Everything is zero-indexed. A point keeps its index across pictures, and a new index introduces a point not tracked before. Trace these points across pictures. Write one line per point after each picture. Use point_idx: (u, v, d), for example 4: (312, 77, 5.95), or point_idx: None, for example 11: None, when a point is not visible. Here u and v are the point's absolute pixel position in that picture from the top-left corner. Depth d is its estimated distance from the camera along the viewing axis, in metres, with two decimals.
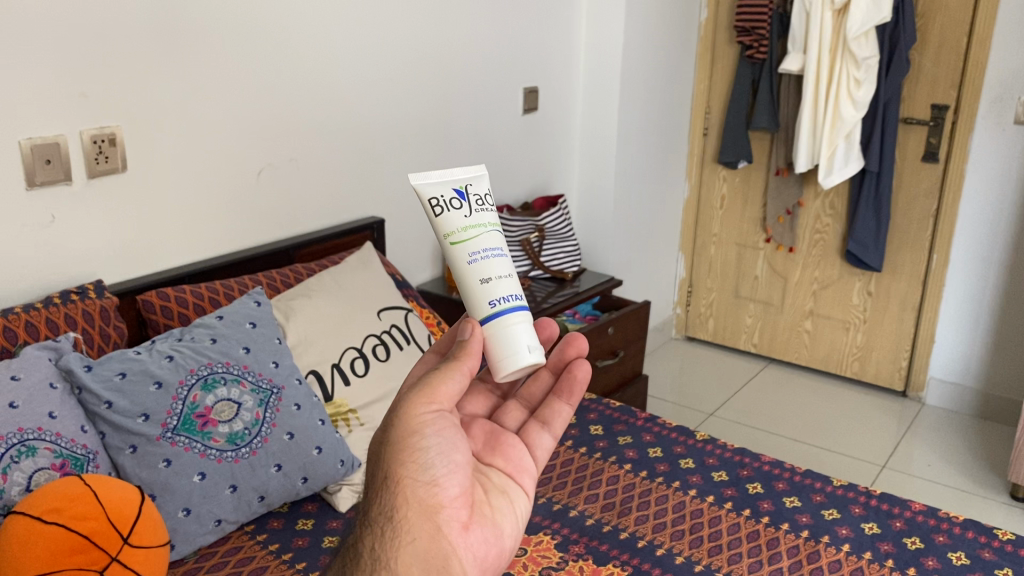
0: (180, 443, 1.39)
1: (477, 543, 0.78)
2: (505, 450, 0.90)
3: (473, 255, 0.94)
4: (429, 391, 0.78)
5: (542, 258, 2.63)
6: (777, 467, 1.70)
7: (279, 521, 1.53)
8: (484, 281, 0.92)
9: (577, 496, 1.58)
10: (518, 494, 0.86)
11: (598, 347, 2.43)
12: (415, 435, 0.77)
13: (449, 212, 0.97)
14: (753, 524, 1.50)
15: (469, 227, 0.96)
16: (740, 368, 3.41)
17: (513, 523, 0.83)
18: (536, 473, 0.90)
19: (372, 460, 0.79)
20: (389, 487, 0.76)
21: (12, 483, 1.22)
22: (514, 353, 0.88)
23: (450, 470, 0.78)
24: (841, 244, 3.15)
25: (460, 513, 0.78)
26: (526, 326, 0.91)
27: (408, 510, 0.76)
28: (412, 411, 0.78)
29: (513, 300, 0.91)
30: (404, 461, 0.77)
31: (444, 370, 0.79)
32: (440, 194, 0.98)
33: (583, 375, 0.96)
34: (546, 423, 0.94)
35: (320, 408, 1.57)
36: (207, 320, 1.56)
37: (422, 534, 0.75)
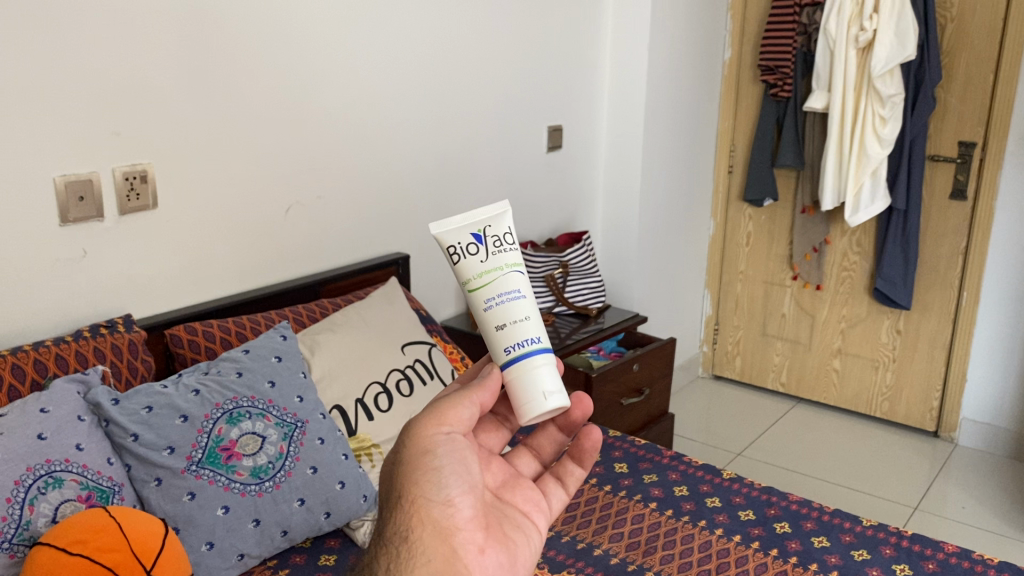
0: (205, 477, 1.40)
1: (493, 567, 0.78)
2: (519, 491, 0.88)
3: (490, 302, 0.92)
4: (439, 413, 0.79)
5: (567, 294, 2.62)
6: (805, 506, 1.67)
7: (301, 556, 1.52)
8: (500, 328, 0.91)
9: (601, 535, 1.56)
10: (532, 531, 0.85)
11: (623, 385, 2.41)
12: (428, 455, 0.77)
13: (467, 259, 0.94)
14: (781, 564, 1.48)
15: (486, 271, 0.94)
16: (767, 408, 3.37)
17: (529, 556, 0.83)
18: (547, 517, 0.89)
19: (385, 483, 0.79)
20: (403, 507, 0.76)
21: (38, 515, 1.23)
22: (530, 401, 0.87)
23: (464, 490, 0.78)
24: (869, 282, 3.11)
25: (476, 536, 0.78)
26: (546, 369, 0.89)
27: (424, 530, 0.75)
28: (423, 432, 0.79)
29: (531, 343, 0.90)
30: (418, 480, 0.76)
31: (457, 396, 0.81)
32: (458, 239, 0.94)
33: (593, 444, 0.92)
34: (558, 478, 0.93)
35: (343, 441, 1.57)
36: (233, 354, 1.57)
37: (438, 556, 0.74)
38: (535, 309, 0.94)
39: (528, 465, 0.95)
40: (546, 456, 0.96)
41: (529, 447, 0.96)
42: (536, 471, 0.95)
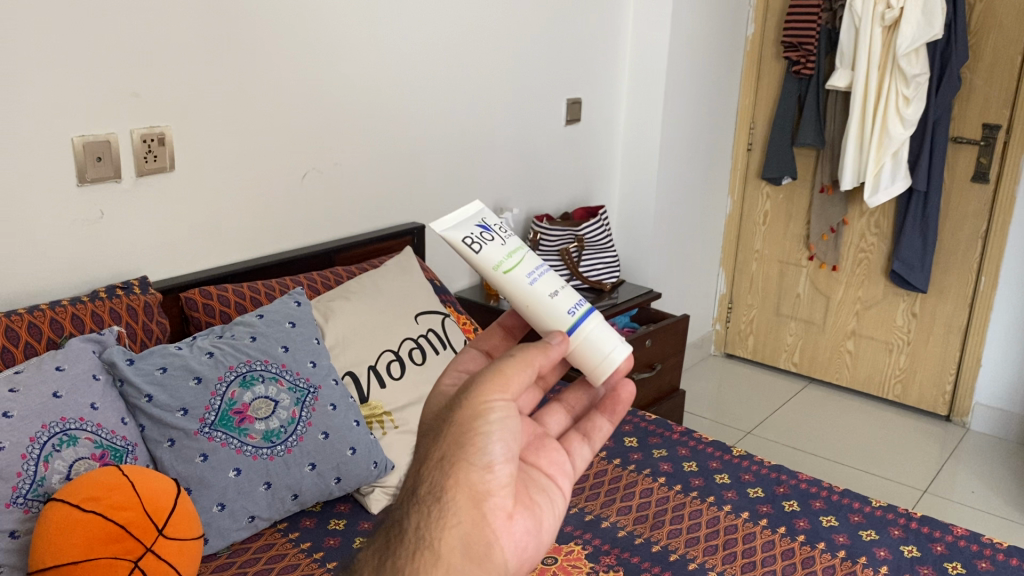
0: (217, 439, 1.41)
1: (521, 535, 0.68)
2: (544, 453, 0.79)
3: (532, 275, 0.88)
4: (502, 378, 0.70)
5: (582, 269, 2.62)
6: (814, 485, 1.67)
7: (311, 520, 1.53)
8: (552, 295, 0.87)
9: (609, 508, 1.57)
10: (556, 493, 0.76)
11: (635, 360, 2.41)
12: (479, 419, 0.68)
13: (487, 246, 0.90)
14: (788, 542, 1.48)
15: (511, 252, 0.90)
16: (779, 387, 3.36)
17: (551, 520, 0.73)
18: (573, 482, 0.79)
19: (426, 437, 0.69)
20: (442, 467, 0.66)
21: (52, 472, 1.24)
22: (603, 360, 0.86)
23: (509, 458, 0.68)
24: (886, 263, 3.09)
25: (506, 502, 0.68)
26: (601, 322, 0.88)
27: (459, 491, 0.65)
28: (480, 397, 0.69)
29: (585, 305, 0.88)
30: (462, 441, 0.67)
31: (519, 361, 0.71)
32: (468, 232, 0.91)
33: (628, 394, 0.86)
34: (586, 435, 0.84)
35: (355, 408, 1.58)
36: (248, 318, 1.58)
37: (468, 518, 0.65)
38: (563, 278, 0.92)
39: (559, 423, 0.87)
40: (578, 410, 0.89)
41: (558, 402, 0.88)
42: (566, 429, 0.87)
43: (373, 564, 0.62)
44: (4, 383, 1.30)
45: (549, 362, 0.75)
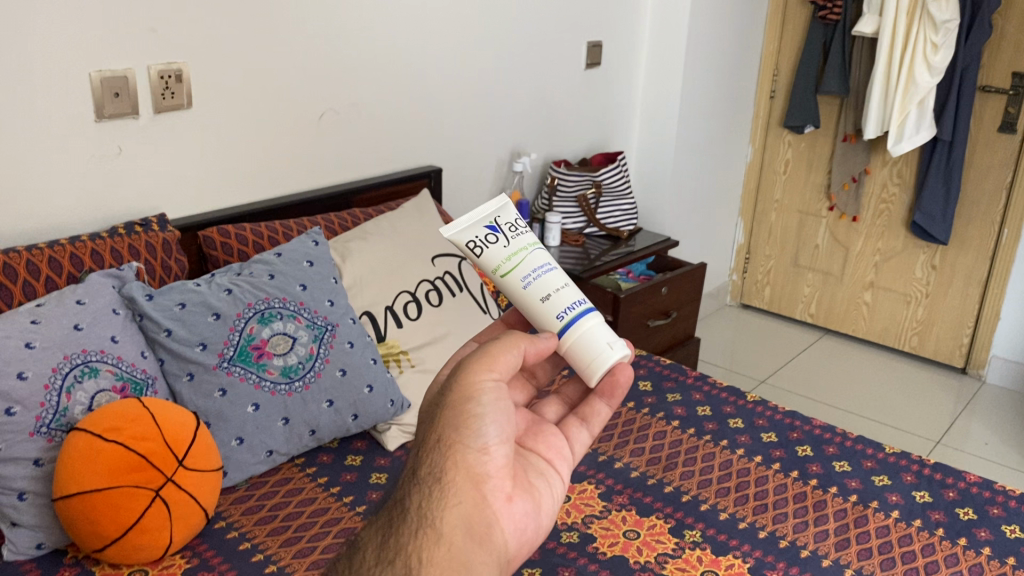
0: (236, 374, 1.43)
1: (521, 516, 0.71)
2: (542, 439, 0.82)
3: (527, 279, 0.92)
4: (491, 361, 0.73)
5: (598, 215, 2.61)
6: (828, 431, 1.67)
7: (328, 456, 1.54)
8: (545, 299, 0.92)
9: (622, 449, 1.59)
10: (554, 477, 0.78)
11: (651, 307, 2.40)
12: (471, 400, 0.71)
13: (489, 249, 0.93)
14: (800, 486, 1.49)
15: (512, 254, 0.93)
16: (794, 338, 3.36)
17: (550, 502, 0.76)
18: (571, 465, 0.82)
19: (422, 425, 0.72)
20: (440, 450, 0.69)
21: (75, 403, 1.27)
22: (598, 356, 0.90)
23: (503, 439, 0.71)
24: (907, 215, 3.05)
25: (504, 484, 0.71)
26: (596, 326, 0.92)
27: (457, 470, 0.68)
28: (471, 381, 0.72)
29: (578, 306, 0.92)
30: (457, 423, 0.70)
31: (506, 345, 0.75)
32: (474, 234, 0.93)
33: (625, 378, 0.89)
34: (584, 420, 0.87)
35: (372, 347, 1.59)
36: (266, 256, 1.58)
37: (468, 497, 0.67)
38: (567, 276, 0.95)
39: (555, 411, 0.92)
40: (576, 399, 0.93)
41: (556, 395, 0.93)
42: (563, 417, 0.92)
43: (375, 546, 0.64)
44: (27, 314, 1.31)
45: (535, 351, 0.79)
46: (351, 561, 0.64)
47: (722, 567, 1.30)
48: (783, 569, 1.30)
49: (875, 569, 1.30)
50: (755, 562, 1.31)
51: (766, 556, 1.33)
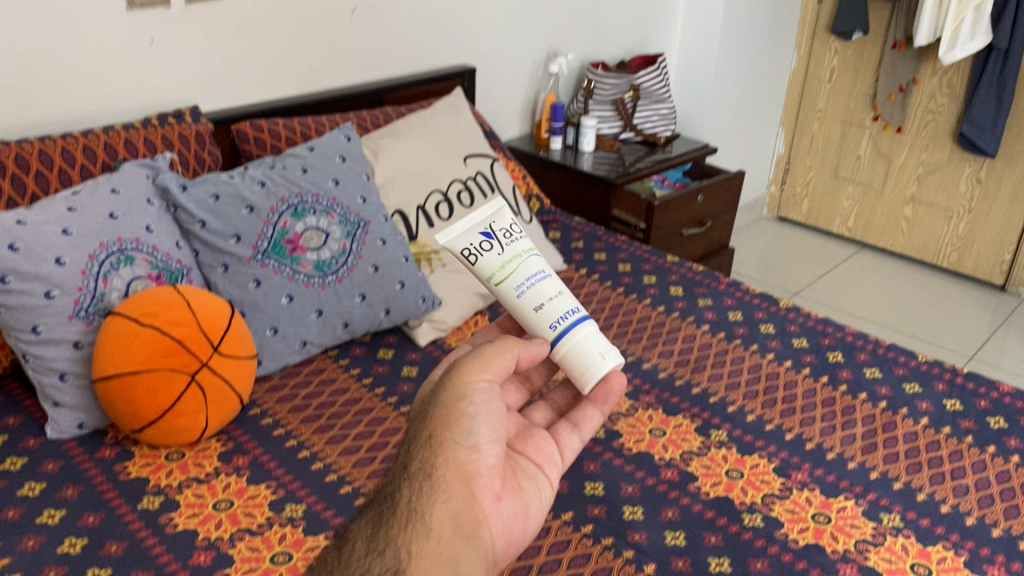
0: (270, 266, 1.44)
1: (506, 514, 0.80)
2: (532, 442, 0.91)
3: (521, 288, 1.00)
4: (483, 363, 0.83)
5: (636, 120, 2.55)
6: (861, 338, 1.65)
7: (361, 350, 1.55)
8: (538, 307, 0.99)
9: (651, 351, 1.59)
10: (541, 479, 0.87)
11: (686, 215, 2.37)
12: (464, 401, 0.80)
13: (484, 256, 1.00)
14: (829, 390, 1.49)
15: (505, 262, 1.00)
16: (831, 251, 3.31)
17: (536, 502, 0.85)
18: (559, 468, 0.91)
19: (417, 422, 0.81)
20: (433, 446, 0.77)
21: (111, 289, 1.29)
22: (591, 366, 0.95)
23: (492, 440, 0.80)
24: (955, 127, 2.95)
25: (493, 482, 0.80)
26: (589, 335, 0.97)
27: (449, 467, 0.77)
28: (462, 378, 0.81)
29: (570, 316, 0.98)
30: (450, 423, 0.78)
31: (498, 350, 0.85)
32: (469, 241, 1.00)
33: (616, 386, 0.96)
34: (575, 425, 0.96)
35: (404, 245, 1.59)
36: (298, 150, 1.55)
37: (458, 494, 0.76)
38: (559, 283, 1.02)
39: (543, 416, 1.02)
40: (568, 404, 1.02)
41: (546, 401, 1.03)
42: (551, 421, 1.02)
43: (366, 534, 0.72)
44: (62, 202, 1.32)
45: (525, 358, 0.88)
46: (343, 547, 0.72)
47: (746, 467, 1.31)
48: (808, 470, 1.31)
49: (901, 473, 1.31)
50: (781, 463, 1.32)
51: (791, 456, 1.34)
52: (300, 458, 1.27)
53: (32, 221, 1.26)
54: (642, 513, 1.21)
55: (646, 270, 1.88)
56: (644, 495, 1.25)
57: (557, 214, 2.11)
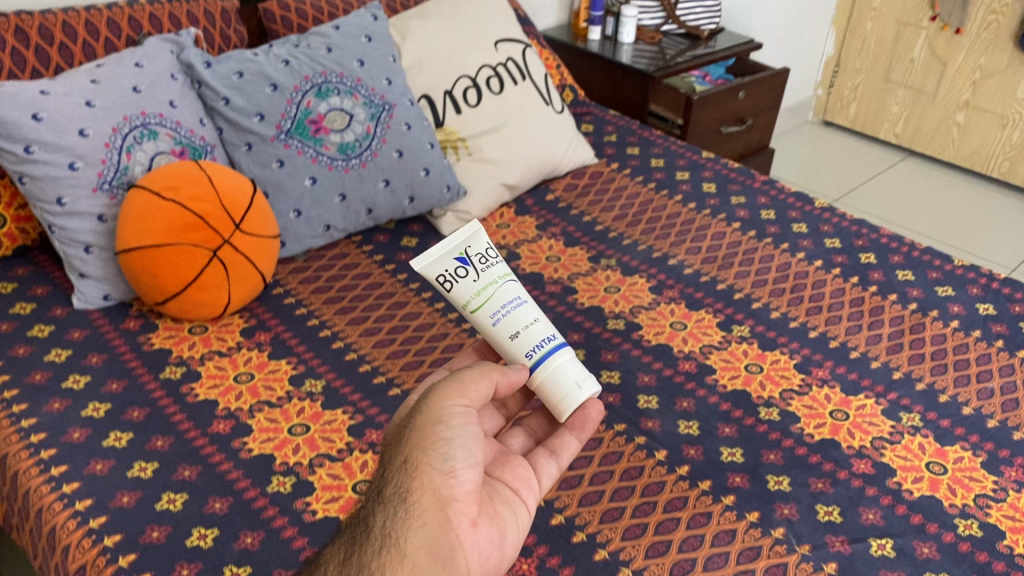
0: (293, 147, 1.42)
1: (482, 541, 0.76)
2: (510, 466, 0.85)
3: (496, 316, 0.93)
4: (460, 387, 0.79)
5: (678, 13, 2.45)
6: (896, 240, 1.60)
7: (385, 236, 1.55)
8: (514, 337, 0.93)
9: (678, 248, 1.57)
10: (520, 506, 0.82)
11: (725, 112, 2.29)
12: (439, 425, 0.76)
13: (460, 284, 0.93)
14: (858, 291, 1.46)
15: (482, 289, 0.93)
16: (876, 158, 3.21)
17: (514, 531, 0.80)
18: (538, 495, 0.85)
19: (392, 447, 0.78)
20: (408, 470, 0.74)
21: (135, 163, 1.29)
22: (568, 396, 0.90)
23: (469, 465, 0.76)
24: (1017, 28, 2.79)
25: (470, 509, 0.75)
26: (566, 364, 0.92)
27: (424, 493, 0.73)
28: (440, 403, 0.77)
29: (547, 343, 0.93)
30: (425, 447, 0.75)
31: (476, 375, 0.80)
32: (444, 267, 0.92)
33: (594, 414, 0.91)
34: (553, 452, 0.89)
35: (430, 131, 1.56)
36: (323, 29, 1.52)
37: (432, 521, 0.72)
38: (536, 308, 0.96)
39: (520, 442, 0.95)
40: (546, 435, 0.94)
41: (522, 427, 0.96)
42: (529, 448, 0.95)
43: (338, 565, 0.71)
44: (86, 74, 1.30)
45: (501, 387, 0.84)
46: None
47: (767, 362, 1.30)
48: (830, 368, 1.29)
49: (926, 375, 1.29)
50: (802, 360, 1.31)
51: (814, 354, 1.32)
52: (321, 337, 1.29)
53: (55, 91, 1.25)
54: (656, 403, 1.22)
55: (679, 166, 1.83)
56: (660, 385, 1.25)
57: (590, 106, 2.06)
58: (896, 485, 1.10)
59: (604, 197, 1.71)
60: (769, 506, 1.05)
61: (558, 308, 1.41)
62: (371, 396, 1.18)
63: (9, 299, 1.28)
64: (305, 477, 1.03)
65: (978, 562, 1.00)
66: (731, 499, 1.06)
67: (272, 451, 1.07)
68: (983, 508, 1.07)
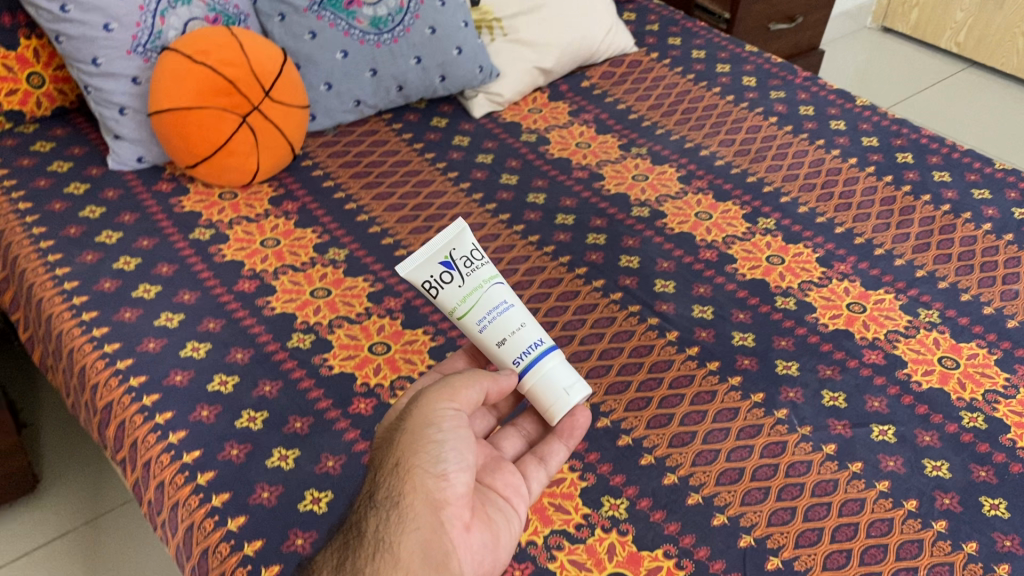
0: (326, 19, 1.42)
1: (477, 547, 0.69)
2: (499, 472, 0.77)
3: (482, 322, 0.83)
4: (450, 390, 0.72)
5: None
6: (936, 142, 1.56)
7: (415, 115, 1.55)
8: (501, 344, 0.82)
9: (711, 140, 1.54)
10: (512, 512, 0.75)
11: (774, 9, 2.22)
12: (430, 427, 0.70)
13: (445, 290, 0.82)
14: (891, 190, 1.43)
15: (468, 295, 0.82)
16: (934, 68, 3.09)
17: (507, 536, 0.73)
18: (527, 503, 0.77)
19: (382, 450, 0.72)
20: (398, 473, 0.68)
21: (168, 28, 1.29)
22: (555, 403, 0.81)
23: (462, 467, 0.70)
24: None
25: (463, 513, 0.69)
26: (554, 370, 0.82)
27: (416, 494, 0.67)
28: (431, 405, 0.71)
29: (534, 348, 0.82)
30: (416, 449, 0.69)
31: (468, 378, 0.74)
32: (428, 273, 0.81)
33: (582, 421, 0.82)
34: (540, 460, 0.81)
35: (465, 10, 1.55)
36: None
37: (425, 525, 0.67)
38: (527, 312, 0.85)
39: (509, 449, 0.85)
40: (535, 435, 0.86)
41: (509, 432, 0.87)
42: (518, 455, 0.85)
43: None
44: None
45: (494, 392, 0.77)
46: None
47: (789, 254, 1.30)
48: (852, 263, 1.28)
49: (949, 274, 1.27)
50: (825, 254, 1.30)
51: (838, 249, 1.31)
52: (346, 209, 1.31)
53: None
54: (673, 288, 1.23)
55: (720, 59, 1.78)
56: (679, 271, 1.26)
57: None
58: (905, 376, 1.10)
59: (640, 87, 1.68)
60: (775, 388, 1.07)
61: (584, 193, 1.41)
62: (392, 266, 1.20)
63: (48, 157, 1.31)
64: (324, 336, 1.07)
65: (979, 452, 1.01)
66: (737, 380, 1.07)
67: (293, 311, 1.10)
68: (991, 403, 1.07)
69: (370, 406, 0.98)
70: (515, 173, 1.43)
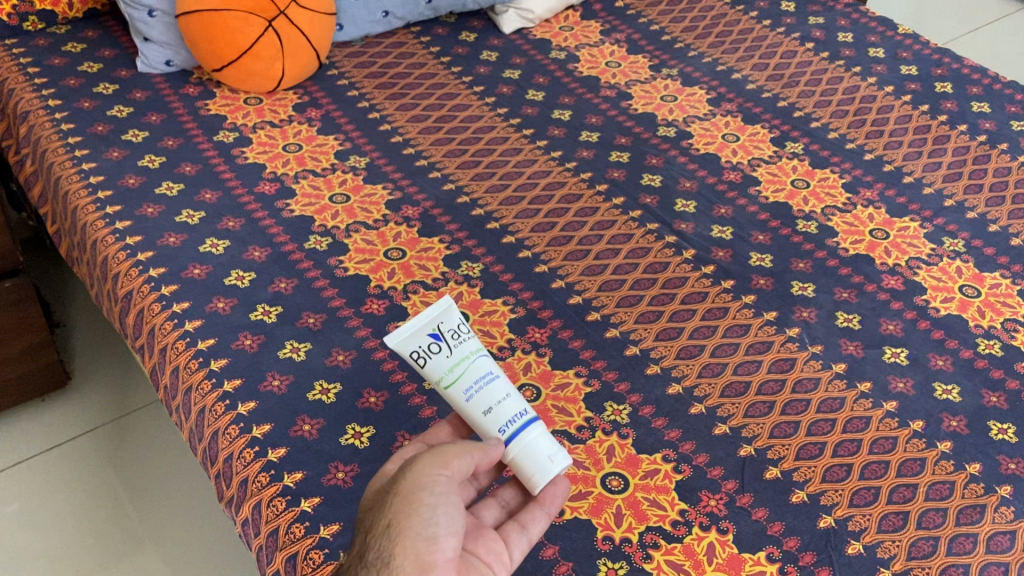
0: None
1: None
2: (481, 540, 0.70)
3: (468, 391, 0.75)
4: (441, 456, 0.67)
5: None
6: (979, 72, 1.51)
7: (443, 29, 1.53)
8: (485, 413, 0.75)
9: (744, 63, 1.51)
10: None
11: None
12: (422, 491, 0.65)
13: (431, 359, 0.75)
14: (926, 119, 1.40)
15: (455, 366, 0.76)
16: (990, 6, 2.97)
17: None
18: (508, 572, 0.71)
19: (371, 513, 0.66)
20: (387, 534, 0.63)
21: None
22: (536, 473, 0.73)
23: (451, 531, 0.64)
24: None
25: None
26: (538, 440, 0.75)
27: (408, 557, 0.62)
28: (420, 471, 0.66)
29: (518, 418, 0.75)
30: (406, 513, 0.63)
31: (461, 446, 0.68)
32: (416, 343, 0.75)
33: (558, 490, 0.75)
34: (522, 526, 0.73)
35: None
36: None
37: None
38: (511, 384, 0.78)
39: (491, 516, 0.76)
40: (515, 505, 0.77)
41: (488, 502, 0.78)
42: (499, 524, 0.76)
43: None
44: None
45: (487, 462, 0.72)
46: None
47: (815, 179, 1.28)
48: (879, 190, 1.26)
49: (979, 204, 1.24)
50: (851, 180, 1.28)
51: (865, 176, 1.29)
52: (370, 119, 1.31)
53: None
54: (694, 208, 1.21)
55: None
56: (700, 192, 1.24)
57: None
58: (924, 302, 1.09)
59: (676, 8, 1.65)
60: (788, 308, 1.06)
61: (610, 112, 1.39)
62: (412, 177, 1.21)
63: (79, 57, 1.33)
64: (341, 240, 1.09)
65: (992, 378, 1.00)
66: (751, 298, 1.07)
67: (312, 214, 1.12)
68: (1009, 331, 1.06)
69: (383, 306, 1.00)
70: (541, 90, 1.42)
